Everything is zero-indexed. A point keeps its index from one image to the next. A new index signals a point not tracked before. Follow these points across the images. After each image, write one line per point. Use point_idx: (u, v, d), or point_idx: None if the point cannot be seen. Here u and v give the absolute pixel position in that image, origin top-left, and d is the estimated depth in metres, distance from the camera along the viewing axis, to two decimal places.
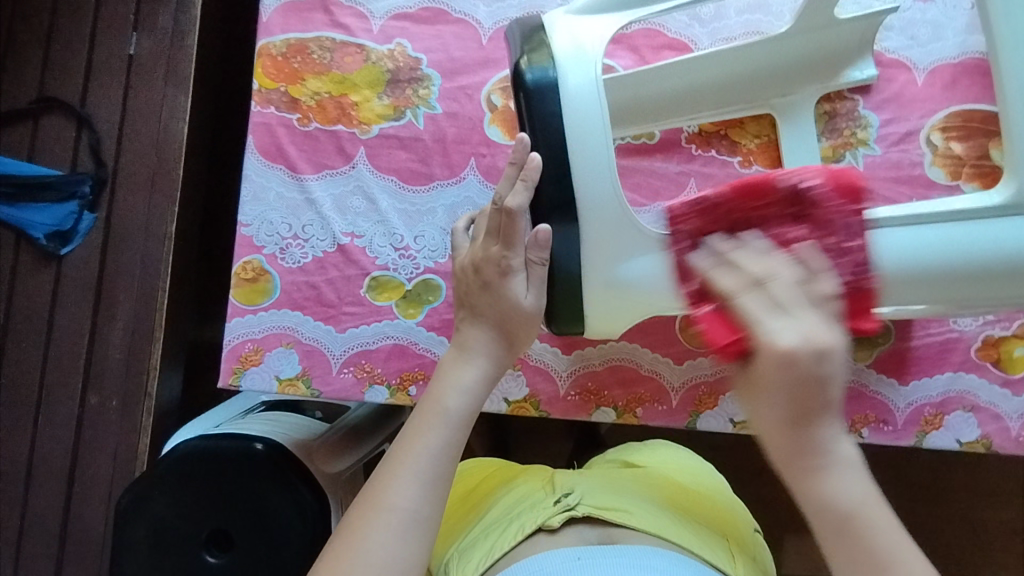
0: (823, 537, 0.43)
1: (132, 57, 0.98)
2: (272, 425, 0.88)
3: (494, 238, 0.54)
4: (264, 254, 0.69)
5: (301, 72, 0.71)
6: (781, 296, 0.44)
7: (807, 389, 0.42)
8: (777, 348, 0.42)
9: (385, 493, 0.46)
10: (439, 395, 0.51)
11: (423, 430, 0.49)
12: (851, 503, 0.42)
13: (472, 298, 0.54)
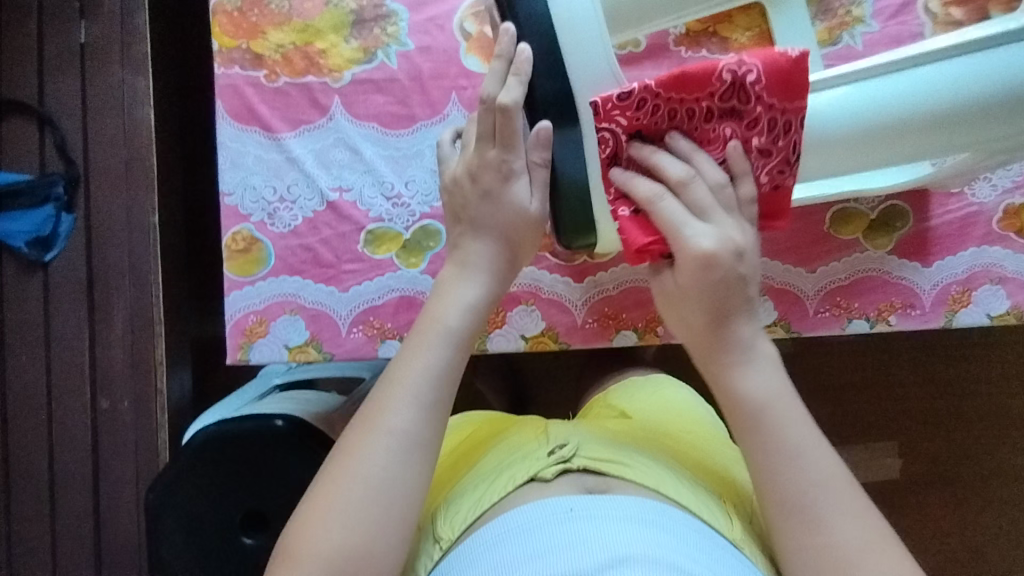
0: (734, 426, 0.47)
1: (83, 46, 0.93)
2: (288, 402, 0.86)
3: (488, 141, 0.52)
4: (252, 222, 0.66)
5: (261, 25, 0.66)
6: (700, 204, 0.48)
7: (717, 300, 0.47)
8: (693, 251, 0.47)
9: (387, 413, 0.45)
10: (436, 311, 0.49)
11: (424, 347, 0.48)
12: (764, 404, 0.45)
13: (470, 209, 0.52)
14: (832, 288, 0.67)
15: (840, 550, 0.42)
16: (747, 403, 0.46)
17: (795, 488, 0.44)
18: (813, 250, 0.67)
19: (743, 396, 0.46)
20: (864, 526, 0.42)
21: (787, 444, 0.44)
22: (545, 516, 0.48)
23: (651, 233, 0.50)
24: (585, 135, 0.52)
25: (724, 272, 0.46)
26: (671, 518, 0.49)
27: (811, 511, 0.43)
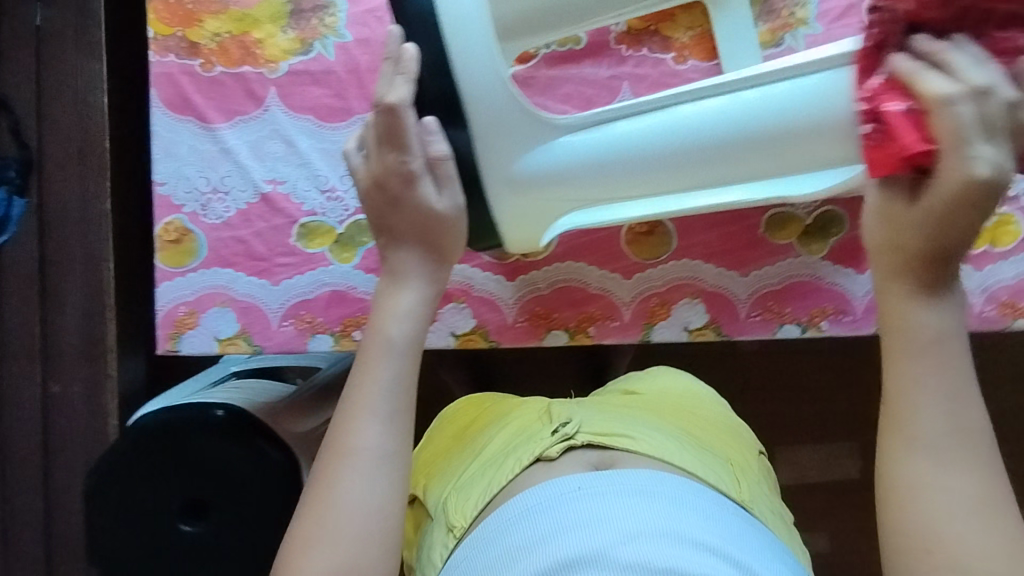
0: (890, 348, 0.39)
1: (38, 29, 0.91)
2: (234, 392, 0.86)
3: (387, 146, 0.50)
4: (184, 212, 0.66)
5: (197, 13, 0.65)
6: (990, 121, 0.34)
7: (944, 236, 0.36)
8: (964, 175, 0.34)
9: (352, 435, 0.47)
10: (380, 327, 0.50)
11: (373, 365, 0.49)
12: (940, 341, 0.38)
13: (384, 217, 0.52)
14: (764, 292, 0.67)
15: (943, 506, 0.37)
16: (922, 335, 0.38)
17: (936, 427, 0.37)
18: (746, 254, 0.67)
19: (911, 326, 0.38)
20: (977, 483, 0.37)
21: (946, 382, 0.37)
22: (557, 492, 0.52)
23: (928, 138, 0.35)
24: (475, 142, 0.52)
25: (976, 208, 0.35)
26: (682, 488, 0.53)
27: (945, 451, 0.37)
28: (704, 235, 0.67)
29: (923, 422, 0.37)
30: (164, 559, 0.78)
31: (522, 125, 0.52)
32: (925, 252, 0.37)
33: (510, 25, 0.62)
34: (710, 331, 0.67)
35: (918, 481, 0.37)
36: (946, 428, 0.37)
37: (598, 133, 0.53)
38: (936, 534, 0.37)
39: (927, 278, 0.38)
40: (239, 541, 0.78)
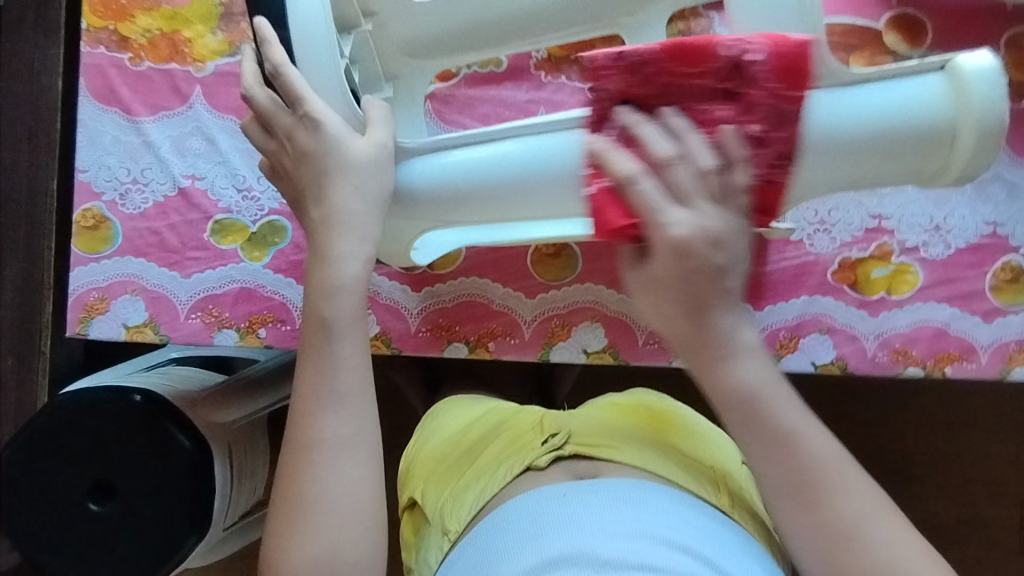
0: (727, 417, 0.45)
1: (1, 10, 0.94)
2: (161, 376, 0.87)
3: (279, 109, 0.53)
4: (103, 200, 0.68)
5: (130, 9, 0.68)
6: (681, 187, 0.42)
7: (685, 304, 0.43)
8: (666, 237, 0.42)
9: (314, 427, 0.49)
10: (322, 309, 0.51)
11: (324, 352, 0.51)
12: (760, 400, 0.44)
13: (297, 173, 0.53)
14: None
15: (853, 517, 0.42)
16: (743, 396, 0.44)
17: (805, 452, 0.43)
18: None
19: (734, 390, 0.44)
20: (840, 458, 0.44)
21: (770, 433, 0.44)
22: (546, 500, 0.52)
23: (627, 213, 0.43)
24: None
25: (705, 270, 0.42)
26: (663, 498, 0.53)
27: (794, 468, 0.43)
28: (609, 261, 0.69)
29: (780, 476, 0.44)
30: (68, 537, 0.79)
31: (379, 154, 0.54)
32: (692, 323, 0.44)
33: (421, 45, 0.64)
34: (607, 355, 0.68)
35: (817, 530, 0.43)
36: (811, 449, 0.43)
37: (449, 155, 0.55)
38: (853, 538, 0.42)
39: (709, 354, 0.44)
40: (145, 524, 0.79)
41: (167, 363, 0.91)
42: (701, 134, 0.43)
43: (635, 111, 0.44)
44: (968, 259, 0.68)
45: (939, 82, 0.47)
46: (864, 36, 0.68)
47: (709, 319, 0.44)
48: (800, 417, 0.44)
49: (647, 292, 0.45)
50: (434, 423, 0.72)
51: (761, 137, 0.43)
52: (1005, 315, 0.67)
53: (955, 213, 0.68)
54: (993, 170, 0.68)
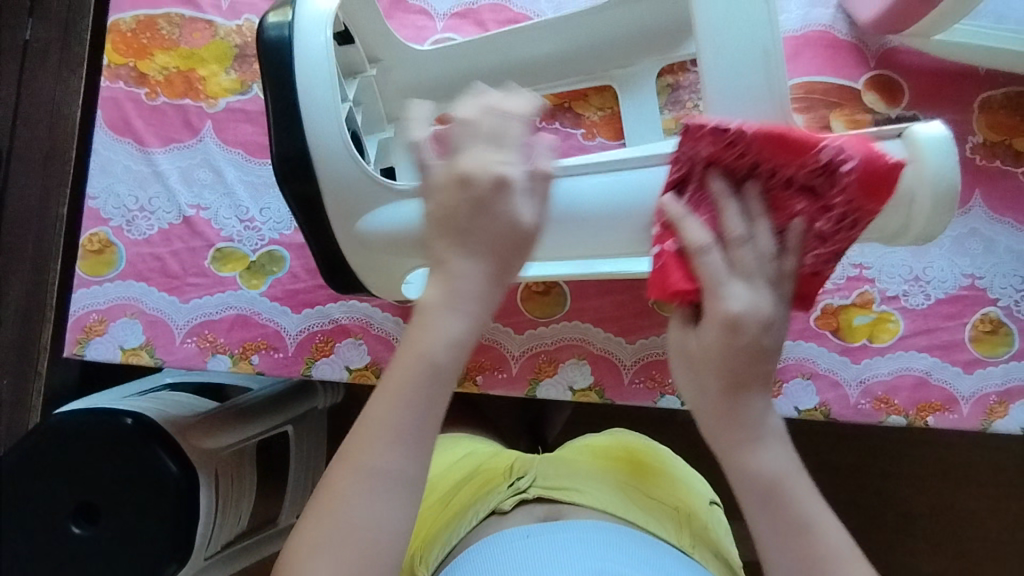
0: (748, 506, 0.46)
1: (27, 44, 0.99)
2: (154, 401, 0.87)
3: (494, 146, 0.47)
4: (110, 226, 0.70)
5: (150, 48, 0.72)
6: (737, 254, 0.46)
7: (722, 373, 0.47)
8: (720, 312, 0.46)
9: (364, 454, 0.44)
10: (419, 346, 0.46)
11: (405, 385, 0.45)
12: (774, 484, 0.46)
13: (463, 222, 0.47)
14: (648, 361, 0.69)
15: None
16: (748, 454, 0.47)
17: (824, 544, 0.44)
18: (634, 322, 0.70)
19: (760, 475, 0.46)
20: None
21: (790, 522, 0.45)
22: (505, 542, 0.53)
23: (690, 280, 0.47)
24: (325, 206, 0.54)
25: (754, 345, 0.46)
26: (623, 540, 0.53)
27: (803, 548, 0.44)
28: (596, 300, 0.71)
29: (788, 562, 0.44)
30: (47, 560, 0.78)
31: (365, 193, 0.54)
32: (726, 399, 0.47)
33: (424, 89, 0.68)
34: (593, 392, 0.69)
35: None
36: (839, 544, 0.44)
37: None
38: None
39: (740, 432, 0.47)
40: (124, 549, 0.78)
41: (160, 388, 0.91)
42: (774, 220, 0.47)
43: (721, 184, 0.47)
44: (947, 310, 0.69)
45: (896, 148, 0.49)
46: (844, 95, 0.71)
47: (745, 399, 0.47)
48: (831, 521, 0.45)
49: (688, 365, 0.49)
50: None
51: (821, 227, 0.47)
52: (985, 367, 0.68)
53: (934, 265, 0.70)
54: (968, 225, 0.70)
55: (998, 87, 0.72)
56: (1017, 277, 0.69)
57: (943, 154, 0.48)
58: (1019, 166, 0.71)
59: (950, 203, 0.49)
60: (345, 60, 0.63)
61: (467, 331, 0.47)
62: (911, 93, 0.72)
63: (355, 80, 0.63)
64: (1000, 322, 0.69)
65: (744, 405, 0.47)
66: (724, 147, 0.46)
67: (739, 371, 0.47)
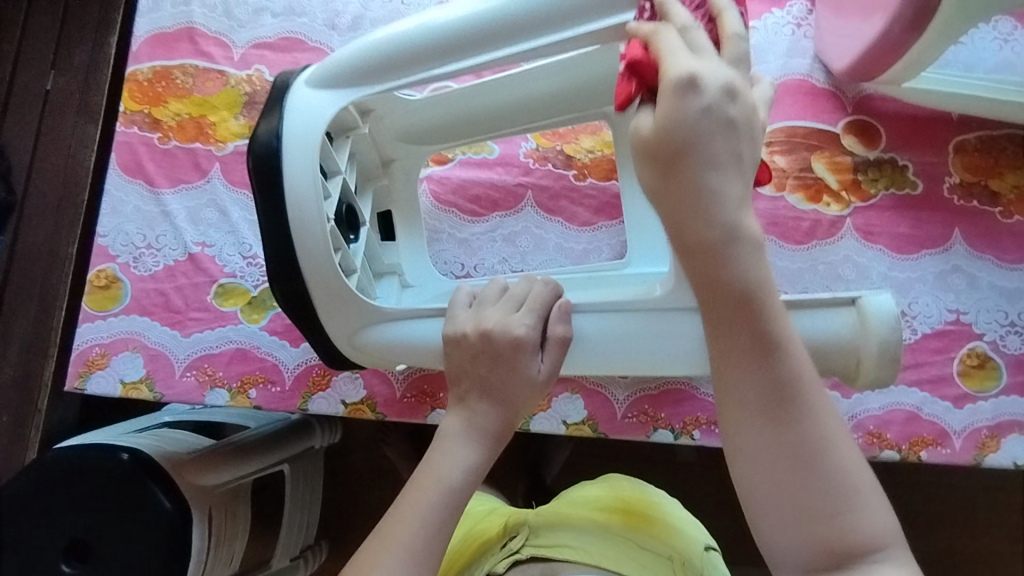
0: (719, 302, 0.40)
1: (48, 93, 1.04)
2: (153, 438, 0.86)
3: (516, 310, 0.52)
4: (117, 263, 0.73)
5: (164, 96, 0.76)
6: (695, 41, 0.41)
7: (677, 138, 0.39)
8: (677, 76, 0.39)
9: (379, 563, 0.45)
10: (435, 471, 0.49)
11: (418, 507, 0.47)
12: (733, 232, 0.39)
13: (482, 375, 0.51)
14: (641, 396, 0.70)
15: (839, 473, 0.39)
16: (721, 240, 0.39)
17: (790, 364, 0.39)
18: None
19: (728, 293, 0.39)
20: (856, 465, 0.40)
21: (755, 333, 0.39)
22: None
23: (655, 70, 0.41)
24: (313, 301, 0.57)
25: (720, 113, 0.39)
26: None
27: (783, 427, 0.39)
28: None
29: (748, 392, 0.39)
30: None
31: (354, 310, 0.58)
32: (689, 193, 0.39)
33: (420, 133, 0.70)
34: (587, 427, 0.70)
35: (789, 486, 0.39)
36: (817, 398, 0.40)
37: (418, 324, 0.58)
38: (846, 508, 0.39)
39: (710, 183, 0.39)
40: None
41: (159, 426, 0.90)
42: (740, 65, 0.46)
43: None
44: (935, 345, 0.70)
45: (847, 315, 0.51)
46: (824, 138, 0.75)
47: (707, 180, 0.39)
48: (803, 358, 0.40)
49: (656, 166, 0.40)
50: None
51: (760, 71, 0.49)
52: (975, 402, 0.69)
53: (919, 300, 0.71)
54: (951, 261, 0.72)
55: (970, 131, 0.75)
56: (1001, 312, 0.71)
57: (890, 325, 0.49)
58: (995, 205, 0.74)
59: (895, 360, 0.50)
60: (339, 123, 0.64)
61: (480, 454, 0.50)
62: (888, 136, 0.75)
63: (344, 142, 0.64)
64: (987, 356, 0.70)
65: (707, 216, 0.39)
66: None
67: (712, 139, 0.39)
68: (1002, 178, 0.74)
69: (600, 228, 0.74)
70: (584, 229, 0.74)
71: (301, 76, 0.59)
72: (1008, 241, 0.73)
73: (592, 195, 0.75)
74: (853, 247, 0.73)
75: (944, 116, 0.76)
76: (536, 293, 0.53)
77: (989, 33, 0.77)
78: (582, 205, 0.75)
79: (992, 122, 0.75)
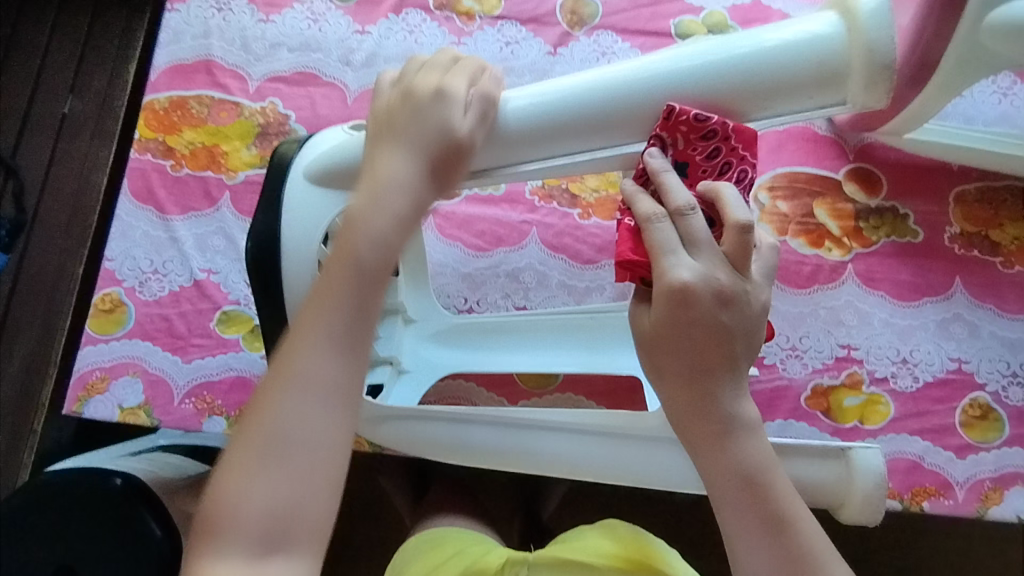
0: (724, 488, 0.43)
1: (65, 116, 1.06)
2: (147, 462, 0.85)
3: (444, 74, 0.45)
4: (123, 287, 0.73)
5: (179, 124, 0.77)
6: (689, 232, 0.42)
7: (677, 341, 0.43)
8: (670, 281, 0.42)
9: (297, 361, 0.40)
10: (350, 241, 0.42)
11: (337, 283, 0.42)
12: (729, 423, 0.43)
13: (394, 120, 0.45)
14: None
15: None
16: (719, 426, 0.43)
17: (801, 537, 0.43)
18: (627, 396, 0.71)
19: (730, 475, 0.43)
20: None
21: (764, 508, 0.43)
22: None
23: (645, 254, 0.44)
24: None
25: (713, 321, 0.42)
26: None
27: None
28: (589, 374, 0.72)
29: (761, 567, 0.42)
30: None
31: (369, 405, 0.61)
32: (690, 387, 0.43)
33: None
34: None
35: None
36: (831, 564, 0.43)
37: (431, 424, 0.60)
38: None
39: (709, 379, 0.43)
40: None
41: (154, 450, 0.89)
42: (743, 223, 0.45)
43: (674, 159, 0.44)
44: (937, 393, 0.70)
45: (837, 463, 0.52)
46: (826, 184, 0.76)
47: (709, 385, 0.43)
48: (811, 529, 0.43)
49: (655, 360, 0.44)
50: (401, 559, 0.71)
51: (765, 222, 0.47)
52: (977, 452, 0.68)
53: (921, 347, 0.71)
54: (952, 310, 0.73)
55: (970, 182, 0.76)
56: (1003, 362, 0.71)
57: (874, 482, 0.51)
58: (996, 256, 0.74)
59: (876, 511, 0.52)
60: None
61: (414, 187, 0.43)
62: (889, 184, 0.76)
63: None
64: (990, 407, 0.69)
65: (710, 404, 0.43)
66: (699, 138, 0.43)
67: (704, 339, 0.43)
68: (1002, 229, 0.75)
69: (603, 266, 0.75)
70: (587, 266, 0.75)
71: (312, 139, 0.55)
72: (1009, 291, 0.73)
73: (596, 233, 0.75)
74: (854, 293, 0.73)
75: (944, 166, 0.77)
76: (474, 66, 0.46)
77: (989, 87, 0.78)
78: (586, 243, 0.75)
79: (992, 173, 0.77)
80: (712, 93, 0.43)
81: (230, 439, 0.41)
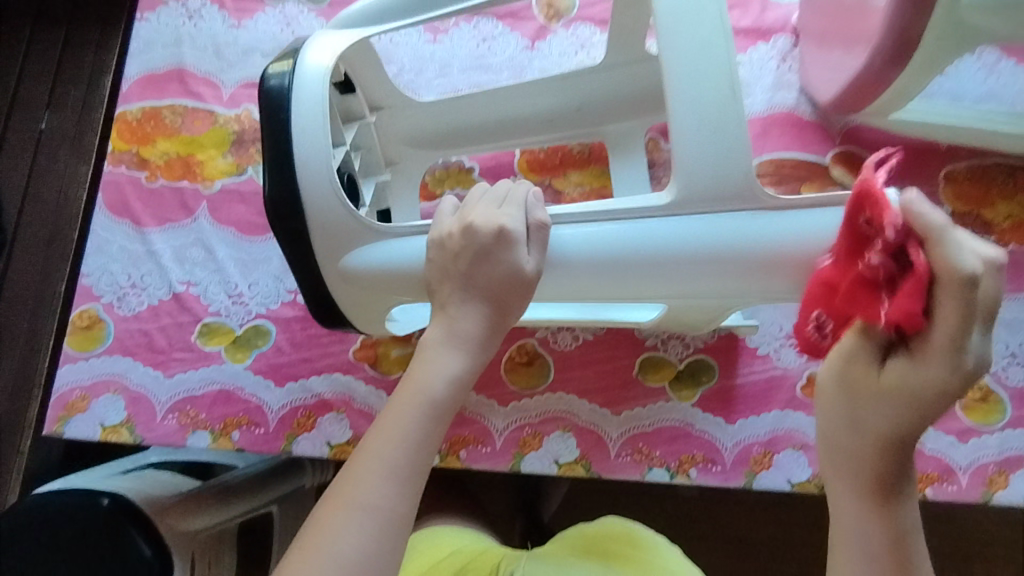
0: (870, 549, 0.41)
1: (42, 132, 1.05)
2: (137, 480, 0.83)
3: (498, 231, 0.51)
4: (101, 302, 0.72)
5: (153, 135, 0.76)
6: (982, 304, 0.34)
7: (912, 394, 0.37)
8: (970, 360, 0.36)
9: (358, 489, 0.43)
10: (418, 380, 0.48)
11: (403, 419, 0.46)
12: (908, 484, 0.41)
13: (463, 266, 0.51)
14: (635, 433, 0.68)
15: None
16: (891, 479, 0.41)
17: None
18: (620, 393, 0.70)
19: (893, 532, 0.41)
20: None
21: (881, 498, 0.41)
22: None
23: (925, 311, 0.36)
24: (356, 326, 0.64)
25: (944, 403, 0.37)
26: None
27: None
28: (579, 371, 0.71)
29: None
30: None
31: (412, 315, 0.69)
32: (889, 439, 0.40)
33: (423, 139, 0.72)
34: (579, 467, 0.68)
35: None
36: None
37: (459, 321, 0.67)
38: None
39: (913, 419, 0.38)
40: None
41: (145, 467, 0.87)
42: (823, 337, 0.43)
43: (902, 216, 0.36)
44: None
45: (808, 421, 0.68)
46: (813, 169, 0.75)
47: (910, 443, 0.40)
48: None
49: (846, 391, 0.41)
50: None
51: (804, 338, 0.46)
52: (979, 436, 0.67)
53: None
54: None
55: (960, 161, 0.75)
56: (1001, 343, 0.69)
57: None
58: (989, 235, 0.73)
59: None
60: (347, 109, 0.67)
61: (473, 341, 0.50)
62: None
63: (353, 125, 0.67)
64: (990, 389, 0.68)
65: (896, 463, 0.41)
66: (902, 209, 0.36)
67: (931, 410, 0.37)
68: (994, 208, 0.74)
69: None
70: None
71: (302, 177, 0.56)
72: (1004, 270, 0.72)
73: None
74: None
75: (933, 146, 0.76)
76: (518, 215, 0.52)
77: (974, 64, 0.77)
78: None
79: (983, 151, 0.75)
80: (748, 263, 0.49)
81: (286, 552, 0.43)
